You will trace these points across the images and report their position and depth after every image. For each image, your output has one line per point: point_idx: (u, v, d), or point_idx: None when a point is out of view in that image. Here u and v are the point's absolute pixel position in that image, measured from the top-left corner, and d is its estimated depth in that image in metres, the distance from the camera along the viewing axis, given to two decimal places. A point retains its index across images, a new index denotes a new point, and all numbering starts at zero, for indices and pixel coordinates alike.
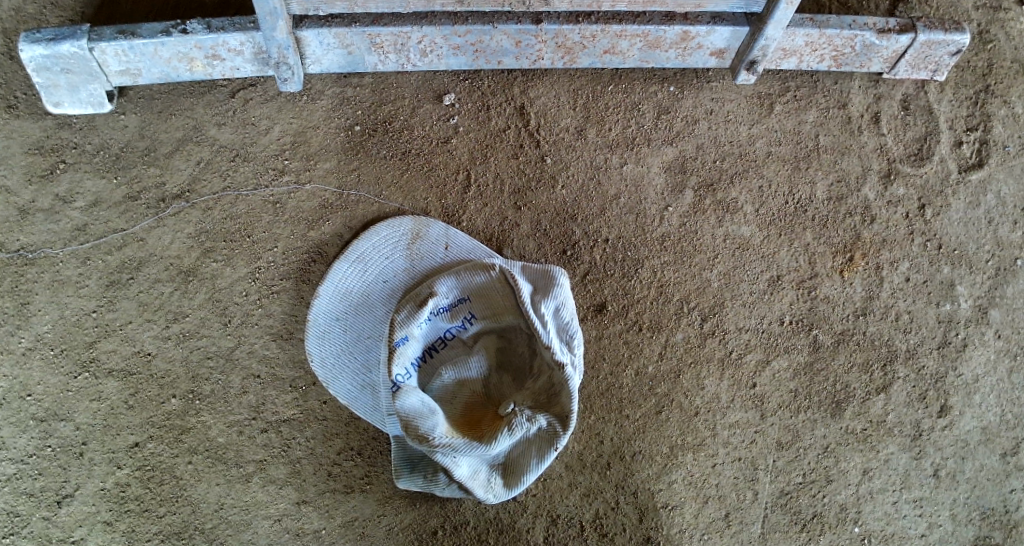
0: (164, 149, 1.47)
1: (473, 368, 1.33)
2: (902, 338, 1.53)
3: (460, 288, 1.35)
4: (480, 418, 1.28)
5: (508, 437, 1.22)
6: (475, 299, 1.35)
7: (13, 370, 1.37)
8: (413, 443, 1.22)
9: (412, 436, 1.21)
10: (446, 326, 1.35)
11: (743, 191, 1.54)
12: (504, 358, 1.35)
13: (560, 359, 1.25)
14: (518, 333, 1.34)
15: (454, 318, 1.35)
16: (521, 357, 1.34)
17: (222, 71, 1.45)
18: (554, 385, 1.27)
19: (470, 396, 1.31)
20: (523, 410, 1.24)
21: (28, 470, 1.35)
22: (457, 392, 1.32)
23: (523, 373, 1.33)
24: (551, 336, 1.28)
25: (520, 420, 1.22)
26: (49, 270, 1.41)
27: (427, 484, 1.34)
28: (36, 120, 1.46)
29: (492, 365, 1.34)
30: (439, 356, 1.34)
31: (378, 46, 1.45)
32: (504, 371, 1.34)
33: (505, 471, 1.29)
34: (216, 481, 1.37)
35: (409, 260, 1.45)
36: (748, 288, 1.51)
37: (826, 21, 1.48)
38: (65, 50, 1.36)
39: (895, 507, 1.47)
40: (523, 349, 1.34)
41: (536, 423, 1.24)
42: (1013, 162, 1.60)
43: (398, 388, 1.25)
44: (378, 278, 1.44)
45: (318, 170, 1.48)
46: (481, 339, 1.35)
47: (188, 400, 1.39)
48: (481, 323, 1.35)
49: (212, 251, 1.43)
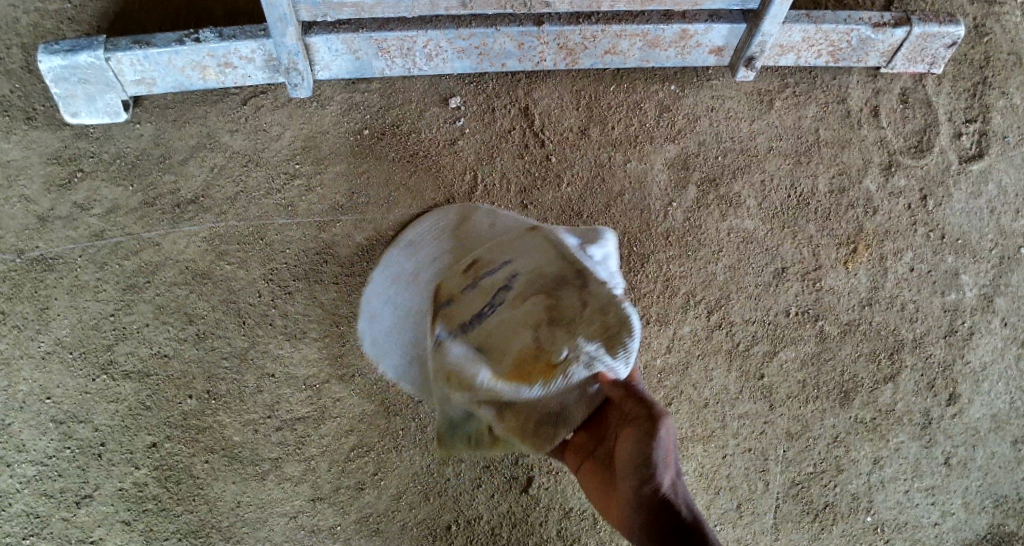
0: (178, 156, 1.50)
1: (519, 322, 1.18)
2: (908, 327, 1.54)
3: (503, 253, 1.31)
4: (527, 371, 1.15)
5: (560, 386, 1.12)
6: (518, 260, 1.27)
7: (34, 373, 1.41)
8: (455, 395, 1.23)
9: (454, 385, 1.22)
10: (489, 286, 1.26)
11: (745, 185, 1.56)
12: (550, 309, 1.17)
13: (617, 300, 1.14)
14: (564, 284, 1.20)
15: (495, 278, 1.27)
16: (570, 309, 1.16)
17: (234, 79, 1.49)
18: (612, 333, 1.12)
19: (520, 347, 1.16)
20: (580, 353, 1.12)
21: (48, 472, 1.39)
22: (504, 348, 1.18)
23: (573, 323, 1.14)
24: (602, 280, 1.19)
25: (577, 368, 1.11)
26: (68, 275, 1.45)
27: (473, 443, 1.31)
28: (54, 130, 1.50)
29: (541, 319, 1.17)
30: (485, 317, 1.22)
31: (385, 51, 1.48)
32: (555, 325, 1.16)
33: (556, 429, 1.15)
34: (232, 479, 1.41)
35: (460, 243, 1.45)
36: (752, 280, 1.53)
37: (822, 16, 1.50)
38: (83, 60, 1.41)
39: (907, 495, 1.50)
40: (572, 300, 1.17)
41: (594, 371, 1.12)
42: (1013, 153, 1.62)
43: (440, 345, 1.25)
44: (426, 261, 1.45)
45: (329, 174, 1.51)
46: (528, 295, 1.20)
47: (204, 400, 1.42)
48: (527, 278, 1.23)
49: (226, 254, 1.47)
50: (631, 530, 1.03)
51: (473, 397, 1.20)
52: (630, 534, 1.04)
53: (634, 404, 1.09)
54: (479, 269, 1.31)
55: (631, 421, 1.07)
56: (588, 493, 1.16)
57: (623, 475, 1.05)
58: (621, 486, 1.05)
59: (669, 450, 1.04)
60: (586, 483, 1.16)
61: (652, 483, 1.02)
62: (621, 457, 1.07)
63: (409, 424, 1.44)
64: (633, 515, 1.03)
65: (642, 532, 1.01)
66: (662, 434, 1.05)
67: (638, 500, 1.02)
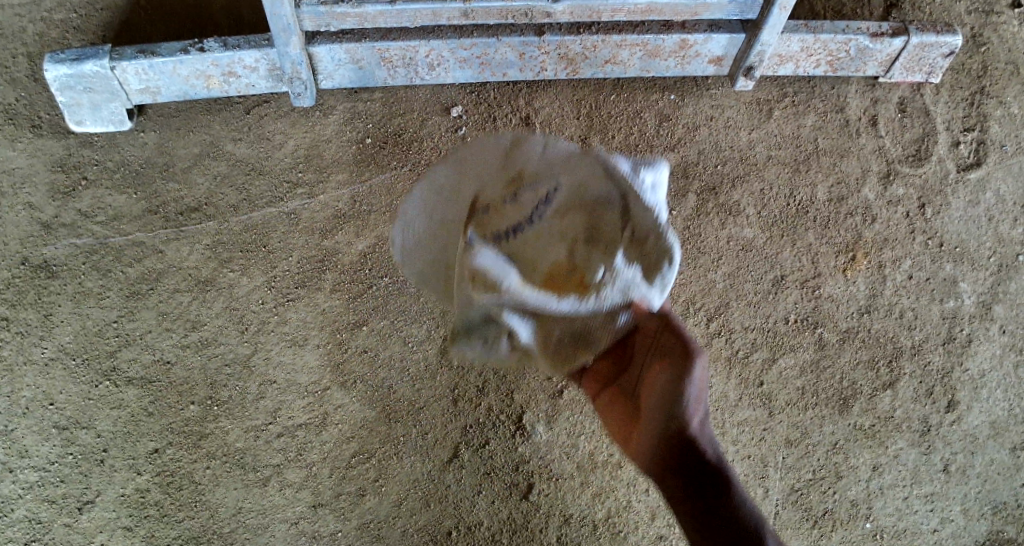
0: (182, 165, 1.51)
1: (554, 236, 1.06)
2: (907, 334, 1.55)
3: (547, 171, 1.11)
4: (560, 285, 1.04)
5: (590, 307, 1.03)
6: (561, 172, 1.09)
7: (37, 380, 1.42)
8: (476, 300, 1.05)
9: (478, 288, 1.03)
10: (528, 200, 1.07)
11: (745, 194, 1.57)
12: (588, 228, 1.05)
13: (660, 227, 1.03)
14: (606, 201, 1.05)
15: (535, 190, 1.08)
16: (610, 230, 1.04)
17: (238, 88, 1.51)
18: (650, 260, 1.03)
19: (553, 263, 1.05)
20: (616, 276, 1.02)
21: (51, 478, 1.40)
22: (538, 258, 1.05)
23: (612, 245, 1.04)
24: (649, 203, 1.04)
25: (611, 292, 1.02)
26: (72, 282, 1.46)
27: (485, 349, 1.16)
28: (59, 138, 1.51)
29: (580, 235, 1.05)
30: (521, 229, 1.06)
31: (387, 60, 1.49)
32: (594, 244, 1.05)
33: (577, 347, 1.10)
34: (234, 485, 1.41)
35: (501, 152, 1.20)
36: (752, 288, 1.54)
37: (820, 26, 1.52)
38: (89, 69, 1.42)
39: (906, 502, 1.50)
40: (612, 219, 1.04)
41: (628, 298, 1.04)
42: (1010, 161, 1.63)
43: (469, 247, 1.05)
44: (461, 169, 1.27)
45: (331, 182, 1.52)
46: (569, 209, 1.07)
47: (206, 406, 1.43)
48: (567, 193, 1.07)
49: (229, 261, 1.48)
50: (651, 463, 1.08)
51: (495, 303, 1.04)
52: (648, 465, 1.08)
53: (670, 340, 1.08)
54: (521, 181, 1.10)
55: (664, 358, 1.08)
56: (607, 418, 1.19)
57: (650, 409, 1.07)
58: (647, 420, 1.07)
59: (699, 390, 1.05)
60: (605, 409, 1.19)
61: (681, 423, 1.04)
62: (650, 392, 1.08)
63: (410, 431, 1.44)
64: (655, 450, 1.06)
65: (664, 468, 1.06)
66: (696, 376, 1.05)
67: (664, 438, 1.05)
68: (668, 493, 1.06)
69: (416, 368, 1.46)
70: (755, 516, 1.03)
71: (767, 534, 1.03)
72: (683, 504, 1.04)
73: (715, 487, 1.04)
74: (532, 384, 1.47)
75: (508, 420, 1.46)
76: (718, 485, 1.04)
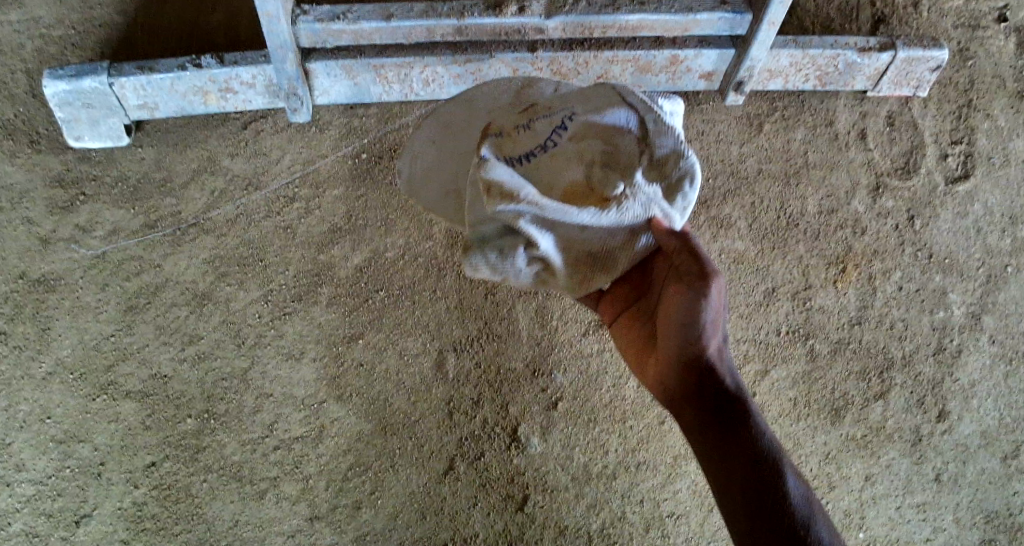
0: (180, 180, 1.53)
1: (570, 155, 0.99)
2: (897, 345, 1.57)
3: (563, 102, 1.06)
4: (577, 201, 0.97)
5: (612, 220, 0.95)
6: (574, 100, 1.05)
7: (34, 393, 1.43)
8: (491, 209, 0.95)
9: (494, 197, 0.94)
10: (543, 128, 1.03)
11: (736, 207, 1.59)
12: (606, 148, 0.98)
13: (680, 147, 0.97)
14: (625, 125, 0.99)
15: (550, 120, 1.03)
16: (628, 155, 0.98)
17: (235, 104, 1.52)
18: (671, 179, 0.97)
19: (570, 182, 0.98)
20: (637, 191, 0.95)
21: (47, 491, 1.40)
22: (553, 178, 0.99)
23: (631, 167, 0.97)
24: (669, 125, 0.98)
25: (632, 205, 0.95)
26: (69, 297, 1.47)
27: (500, 274, 1.04)
28: (58, 154, 1.52)
29: (597, 157, 0.98)
30: (537, 153, 1.01)
31: (382, 76, 1.51)
32: (611, 165, 0.98)
33: (595, 266, 1.03)
34: (230, 498, 1.42)
35: (510, 98, 1.28)
36: (744, 300, 1.55)
37: (809, 42, 1.54)
38: (87, 85, 1.44)
39: (899, 512, 1.51)
40: (630, 142, 0.99)
41: (649, 214, 0.97)
42: (998, 173, 1.66)
43: (484, 162, 0.98)
44: (472, 113, 1.32)
45: (327, 197, 1.54)
46: (584, 133, 1.00)
47: (203, 419, 1.44)
48: (582, 119, 1.01)
49: (226, 275, 1.49)
50: (667, 390, 1.03)
51: (514, 212, 0.95)
52: (664, 391, 1.04)
53: (686, 261, 0.99)
54: (536, 112, 1.06)
55: (681, 280, 1.00)
56: (623, 344, 1.13)
57: (667, 335, 1.01)
58: (664, 345, 1.01)
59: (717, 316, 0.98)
60: (622, 333, 1.13)
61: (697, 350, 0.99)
62: (667, 316, 1.01)
63: (406, 443, 1.45)
64: (674, 376, 1.01)
65: (682, 395, 1.01)
66: (714, 298, 0.98)
67: (681, 362, 1.00)
68: (685, 420, 1.02)
69: (411, 380, 1.47)
70: (774, 447, 0.99)
71: (782, 459, 0.99)
72: (700, 434, 1.00)
73: (734, 416, 0.99)
74: (526, 396, 1.49)
75: (503, 432, 1.47)
76: (737, 415, 0.99)
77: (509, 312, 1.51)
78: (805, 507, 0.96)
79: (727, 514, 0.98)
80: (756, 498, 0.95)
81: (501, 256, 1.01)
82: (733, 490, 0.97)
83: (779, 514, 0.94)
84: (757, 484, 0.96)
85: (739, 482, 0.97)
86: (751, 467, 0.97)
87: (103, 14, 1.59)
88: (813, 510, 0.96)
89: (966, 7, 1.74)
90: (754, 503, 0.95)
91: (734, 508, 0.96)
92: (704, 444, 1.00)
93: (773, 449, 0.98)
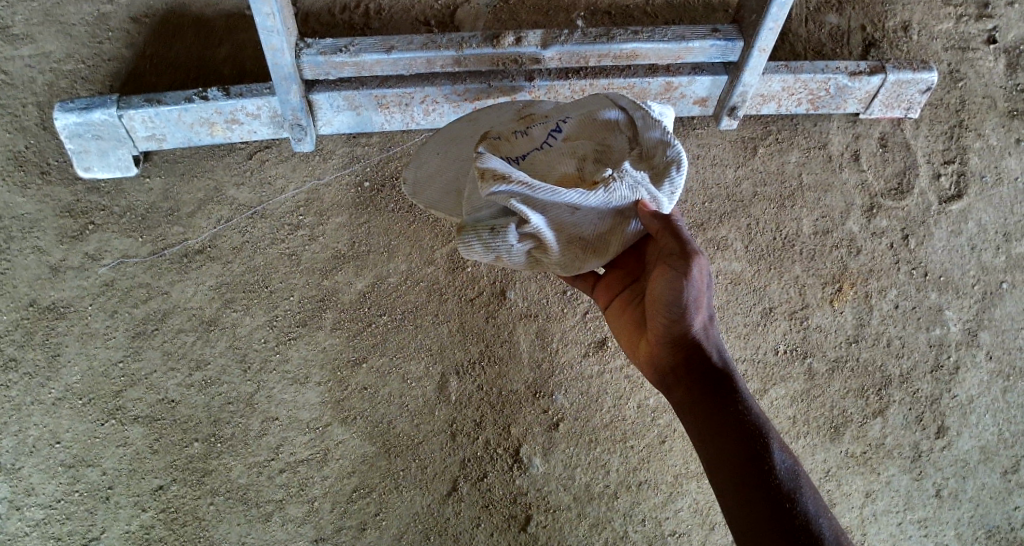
0: (186, 209, 1.56)
1: (564, 151, 1.02)
2: (895, 363, 1.59)
3: (557, 111, 1.11)
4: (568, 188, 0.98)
5: (600, 200, 0.96)
6: (569, 108, 1.10)
7: (44, 419, 1.46)
8: (483, 192, 0.95)
9: (486, 180, 0.94)
10: (539, 132, 1.06)
11: (732, 229, 1.62)
12: (598, 147, 1.03)
13: (667, 137, 1.01)
14: (614, 123, 1.05)
15: (546, 125, 1.07)
16: (617, 151, 1.03)
17: (241, 134, 1.57)
18: (658, 167, 1.00)
19: (563, 172, 1.00)
20: (624, 174, 0.96)
21: (57, 515, 1.43)
22: (547, 171, 1.01)
23: (621, 160, 1.01)
24: (656, 119, 1.03)
25: (620, 186, 0.96)
26: (79, 323, 1.50)
27: (492, 254, 1.02)
28: (67, 184, 1.56)
29: (588, 155, 1.02)
30: (533, 152, 1.03)
31: (384, 106, 1.55)
32: (602, 162, 1.02)
33: (586, 249, 1.02)
34: (237, 521, 1.44)
35: (514, 111, 1.19)
36: (741, 320, 1.58)
37: (800, 67, 1.58)
38: (97, 117, 1.48)
39: (900, 527, 1.53)
40: (621, 140, 1.03)
41: (636, 197, 0.97)
42: (991, 192, 1.68)
43: (478, 156, 0.99)
44: (475, 125, 1.23)
45: (330, 224, 1.57)
46: (578, 136, 1.05)
47: (210, 443, 1.47)
48: (575, 123, 1.06)
49: (232, 301, 1.52)
50: (659, 367, 1.06)
51: (505, 193, 0.94)
52: (656, 369, 1.06)
53: (668, 241, 0.99)
54: (533, 120, 1.10)
55: (666, 261, 1.00)
56: (616, 325, 1.15)
57: (654, 313, 1.03)
58: (652, 323, 1.04)
59: (701, 292, 0.99)
60: (615, 315, 1.15)
61: (684, 326, 1.01)
62: (654, 296, 1.03)
63: (409, 465, 1.47)
64: (663, 353, 1.04)
65: (672, 371, 1.04)
66: (697, 276, 0.99)
67: (669, 339, 1.03)
68: (676, 395, 1.04)
69: (414, 404, 1.50)
70: (761, 421, 0.98)
71: (771, 436, 0.97)
72: (689, 407, 1.02)
73: (720, 390, 1.00)
74: (528, 417, 1.51)
75: (505, 453, 1.49)
76: (723, 389, 1.00)
77: (510, 335, 1.54)
78: (792, 480, 0.94)
79: (717, 486, 0.97)
80: (743, 469, 0.95)
81: (493, 234, 0.98)
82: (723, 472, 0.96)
83: (767, 486, 0.93)
84: (744, 456, 0.95)
85: (727, 453, 0.96)
86: (737, 439, 0.96)
87: (111, 48, 1.63)
88: (801, 483, 0.94)
89: (956, 29, 1.77)
90: (741, 473, 0.94)
91: (724, 482, 0.96)
92: (692, 418, 1.01)
93: (760, 422, 0.98)
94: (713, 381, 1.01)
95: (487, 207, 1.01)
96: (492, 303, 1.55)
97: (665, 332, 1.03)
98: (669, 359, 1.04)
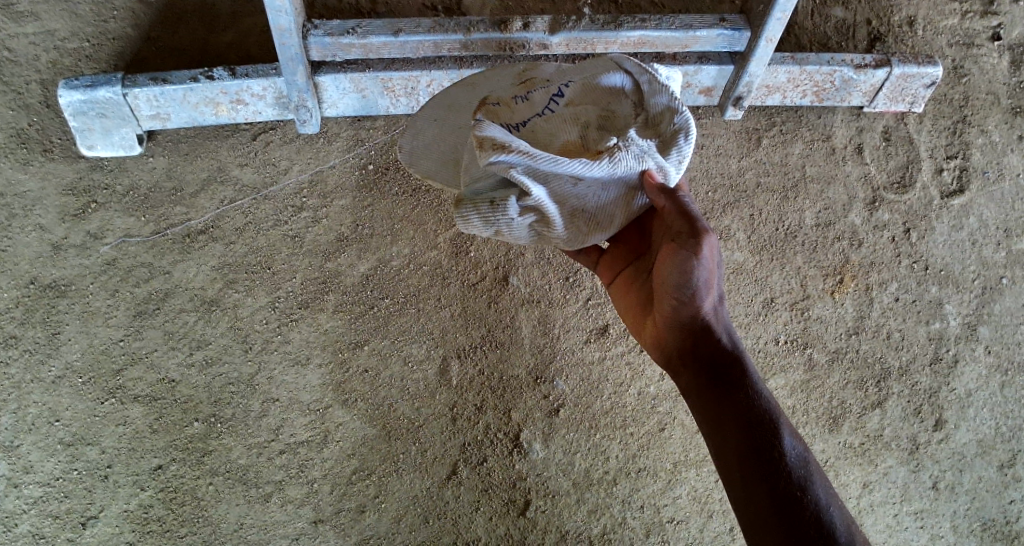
0: (189, 190, 1.56)
1: (566, 117, 1.02)
2: (894, 355, 1.59)
3: (559, 73, 1.09)
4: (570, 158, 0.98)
5: (604, 171, 0.95)
6: (572, 72, 1.08)
7: (43, 397, 1.45)
8: (482, 161, 0.94)
9: (486, 150, 0.93)
10: (540, 97, 1.05)
11: (735, 219, 1.62)
12: (602, 114, 1.03)
13: (674, 104, 1.00)
14: (620, 89, 1.04)
15: (547, 89, 1.06)
16: (622, 118, 1.02)
17: (245, 115, 1.56)
18: (666, 135, 0.99)
19: (566, 140, 1.00)
20: (630, 144, 0.97)
21: (55, 493, 1.43)
22: (549, 140, 1.01)
23: (625, 127, 1.01)
24: (663, 85, 1.02)
25: (625, 156, 0.96)
26: (79, 302, 1.49)
27: (492, 229, 1.02)
28: (70, 162, 1.55)
29: (591, 122, 1.02)
30: (534, 118, 1.03)
31: (390, 89, 1.54)
32: (605, 129, 1.02)
33: (589, 222, 1.02)
34: (236, 501, 1.45)
35: (515, 75, 1.17)
36: (742, 310, 1.58)
37: (807, 58, 1.58)
38: (101, 95, 1.48)
39: (896, 519, 1.54)
40: (626, 106, 1.03)
41: (643, 167, 0.97)
42: (992, 188, 1.69)
43: (478, 124, 0.98)
44: (473, 90, 1.21)
45: (334, 207, 1.57)
46: (581, 101, 1.04)
47: (210, 423, 1.47)
48: (578, 86, 1.05)
49: (234, 282, 1.52)
50: (667, 351, 1.07)
51: (505, 163, 0.93)
52: (664, 354, 1.07)
53: (676, 220, 0.99)
54: (534, 84, 1.08)
55: (673, 240, 1.00)
56: (622, 310, 1.16)
57: (660, 295, 1.04)
58: (659, 306, 1.05)
59: (710, 275, 0.99)
60: (620, 299, 1.16)
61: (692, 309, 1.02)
62: (659, 277, 1.03)
63: (410, 448, 1.48)
64: (669, 336, 1.05)
65: (680, 354, 1.05)
66: (706, 256, 0.98)
67: (677, 322, 1.04)
68: (684, 381, 1.05)
69: (415, 387, 1.50)
70: (770, 408, 0.99)
71: (781, 423, 0.98)
72: (697, 394, 1.02)
73: (729, 375, 1.01)
74: (528, 403, 1.51)
75: (505, 438, 1.49)
76: (732, 374, 1.01)
77: (512, 320, 1.54)
78: (802, 468, 0.95)
79: (723, 477, 0.98)
80: (751, 458, 0.95)
81: (492, 207, 0.98)
82: (728, 456, 0.97)
83: (774, 476, 0.93)
84: (750, 445, 0.95)
85: (735, 444, 0.96)
86: (746, 426, 0.97)
87: (116, 26, 1.63)
88: (809, 471, 0.95)
89: (961, 25, 1.77)
90: (749, 463, 0.95)
91: (729, 471, 0.96)
92: (699, 405, 1.02)
93: (769, 411, 0.98)
94: (719, 366, 1.01)
95: (486, 178, 1.00)
96: (495, 287, 1.55)
97: (670, 314, 1.03)
98: (674, 341, 1.05)
